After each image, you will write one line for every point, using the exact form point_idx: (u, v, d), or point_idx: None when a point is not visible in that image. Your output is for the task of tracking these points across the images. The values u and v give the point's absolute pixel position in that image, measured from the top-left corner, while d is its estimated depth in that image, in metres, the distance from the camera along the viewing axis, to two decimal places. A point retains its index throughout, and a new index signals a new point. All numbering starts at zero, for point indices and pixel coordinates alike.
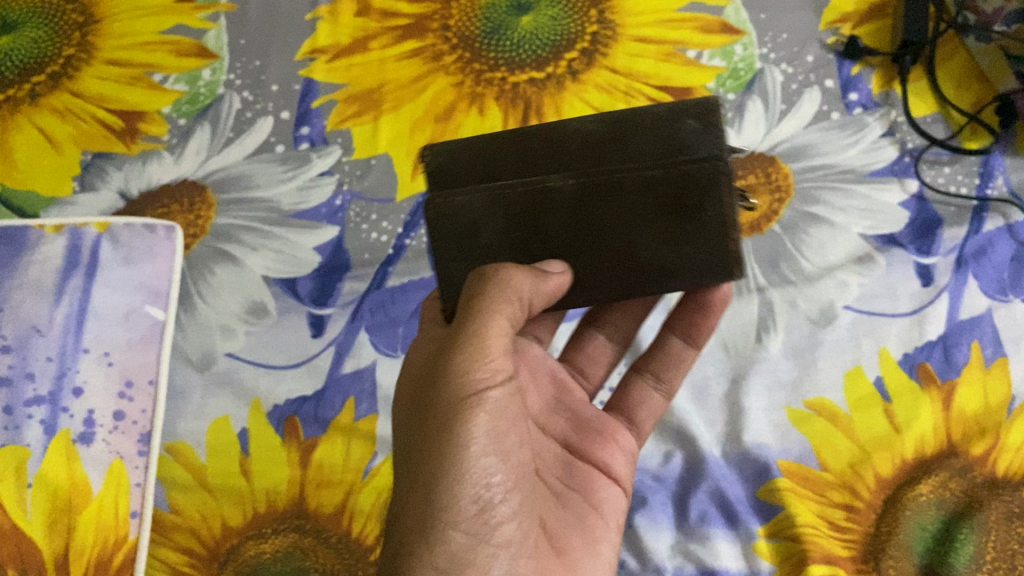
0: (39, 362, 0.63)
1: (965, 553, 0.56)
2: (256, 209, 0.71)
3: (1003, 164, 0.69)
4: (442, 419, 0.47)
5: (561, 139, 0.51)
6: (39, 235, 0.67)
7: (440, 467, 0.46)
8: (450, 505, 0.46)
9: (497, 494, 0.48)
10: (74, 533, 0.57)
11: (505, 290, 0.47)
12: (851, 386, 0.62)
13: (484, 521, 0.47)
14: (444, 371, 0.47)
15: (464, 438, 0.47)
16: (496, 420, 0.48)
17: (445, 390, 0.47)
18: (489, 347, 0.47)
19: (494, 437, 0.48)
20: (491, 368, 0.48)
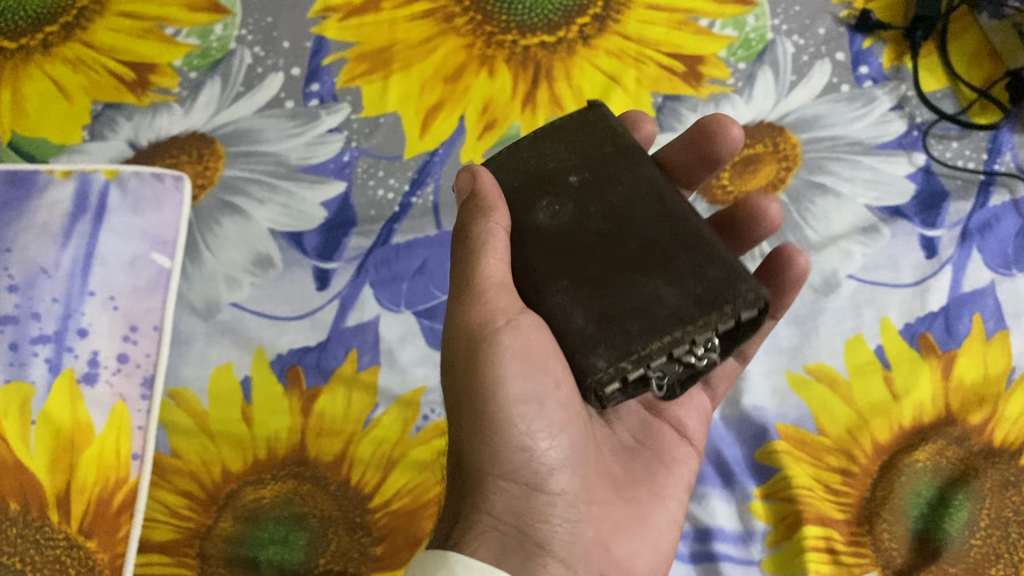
0: (45, 303, 0.63)
1: (959, 520, 0.56)
2: (264, 162, 0.71)
3: (1011, 141, 0.69)
4: (466, 375, 0.47)
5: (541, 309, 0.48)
6: (48, 179, 0.67)
7: (471, 429, 0.46)
8: (490, 461, 0.46)
9: (541, 436, 0.46)
10: (76, 471, 0.58)
11: (478, 237, 0.47)
12: (851, 353, 0.62)
13: (535, 470, 0.46)
14: (456, 326, 0.48)
15: (488, 387, 0.45)
16: (527, 354, 0.45)
17: (461, 341, 0.47)
18: (485, 287, 0.47)
19: (530, 376, 0.45)
20: (491, 309, 0.46)
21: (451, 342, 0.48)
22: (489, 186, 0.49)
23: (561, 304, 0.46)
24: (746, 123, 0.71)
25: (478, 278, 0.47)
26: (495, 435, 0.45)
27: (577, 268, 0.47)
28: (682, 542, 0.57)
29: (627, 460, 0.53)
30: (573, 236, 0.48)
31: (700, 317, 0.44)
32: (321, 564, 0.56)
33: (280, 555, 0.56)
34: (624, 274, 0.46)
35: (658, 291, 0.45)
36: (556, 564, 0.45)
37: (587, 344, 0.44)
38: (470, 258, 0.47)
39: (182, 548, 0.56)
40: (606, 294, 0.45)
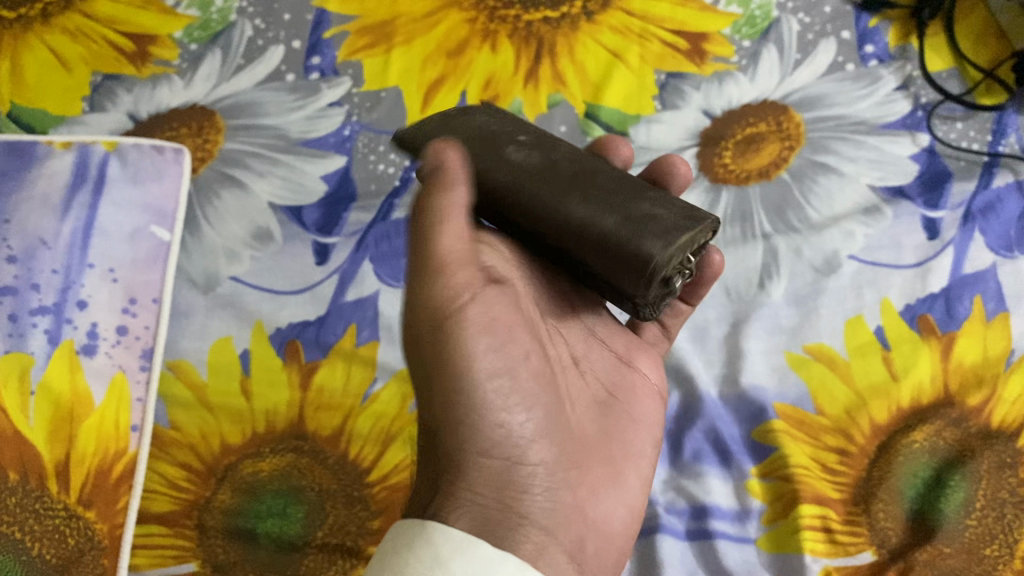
0: (45, 274, 0.63)
1: (956, 500, 0.56)
2: (264, 136, 0.71)
3: (1016, 122, 0.69)
4: (434, 354, 0.45)
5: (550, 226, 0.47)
6: (47, 151, 0.67)
7: (446, 410, 0.45)
8: (467, 438, 0.45)
9: (516, 408, 0.46)
10: (75, 442, 0.58)
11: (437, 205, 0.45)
12: (851, 334, 0.62)
13: (512, 443, 0.46)
14: (417, 306, 0.46)
15: (459, 365, 0.45)
16: (487, 329, 0.46)
17: (426, 319, 0.45)
18: (450, 265, 0.45)
19: (494, 350, 0.46)
20: (456, 284, 0.45)
21: (413, 323, 0.46)
22: (452, 161, 0.46)
23: (586, 215, 0.46)
24: (750, 101, 0.71)
25: (437, 255, 0.45)
26: (472, 413, 0.45)
27: (579, 186, 0.47)
28: (679, 519, 0.58)
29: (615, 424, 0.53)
30: (554, 168, 0.48)
31: (696, 223, 0.45)
32: (319, 536, 0.56)
33: (278, 528, 0.56)
34: (625, 191, 0.47)
35: (653, 207, 0.46)
36: (537, 532, 0.45)
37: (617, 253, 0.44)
38: (425, 240, 0.45)
39: (181, 519, 0.57)
40: (620, 204, 0.46)
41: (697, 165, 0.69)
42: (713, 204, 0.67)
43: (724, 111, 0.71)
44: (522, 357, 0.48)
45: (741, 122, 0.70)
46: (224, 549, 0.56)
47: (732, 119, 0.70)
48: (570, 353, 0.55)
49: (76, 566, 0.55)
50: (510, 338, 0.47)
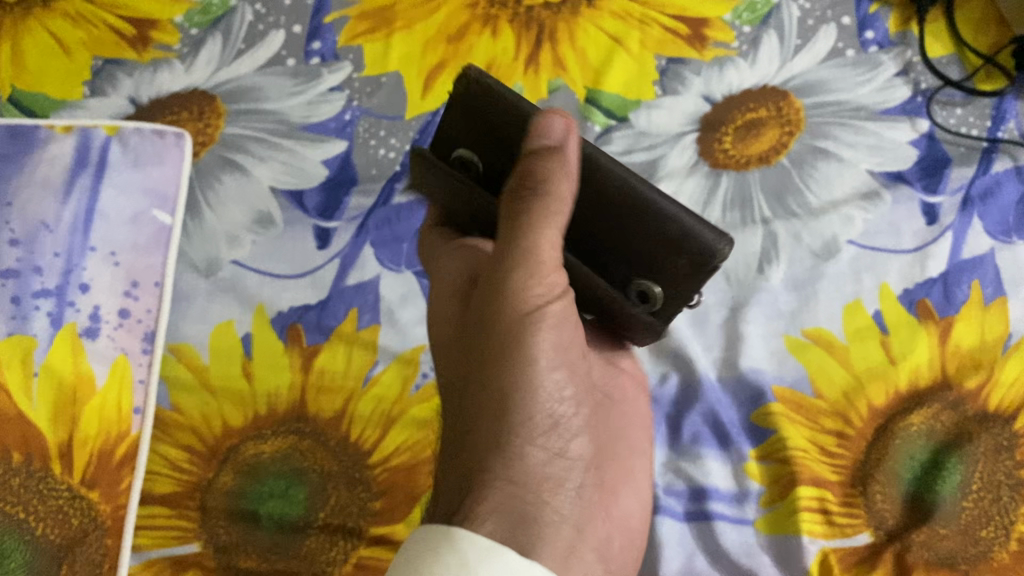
0: (47, 257, 0.63)
1: (952, 482, 0.57)
2: (265, 121, 0.71)
3: (1015, 108, 0.69)
4: (504, 338, 0.44)
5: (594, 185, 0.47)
6: (48, 134, 0.67)
7: (507, 391, 0.43)
8: (522, 421, 0.43)
9: (567, 407, 0.45)
10: (78, 424, 0.58)
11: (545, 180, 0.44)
12: (849, 319, 0.62)
13: (557, 437, 0.44)
14: (500, 287, 0.45)
15: (526, 350, 0.44)
16: (560, 328, 0.45)
17: (505, 302, 0.45)
18: (541, 250, 0.44)
19: (559, 349, 0.45)
20: (549, 280, 0.45)
21: (495, 305, 0.45)
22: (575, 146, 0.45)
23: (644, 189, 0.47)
24: (750, 87, 0.71)
25: (534, 245, 0.44)
26: (526, 402, 0.43)
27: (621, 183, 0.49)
28: (677, 501, 0.58)
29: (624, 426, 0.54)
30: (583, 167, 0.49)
31: None
32: (321, 517, 0.57)
33: (280, 508, 0.57)
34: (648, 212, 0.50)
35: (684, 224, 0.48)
36: (565, 528, 0.42)
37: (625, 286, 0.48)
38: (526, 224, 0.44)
39: (183, 500, 0.57)
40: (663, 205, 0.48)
41: (697, 151, 0.69)
42: (713, 189, 0.67)
43: (724, 96, 0.71)
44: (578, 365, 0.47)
45: (741, 109, 0.70)
46: (227, 530, 0.56)
47: (732, 106, 0.70)
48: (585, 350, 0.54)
49: (80, 545, 0.56)
50: (571, 342, 0.47)
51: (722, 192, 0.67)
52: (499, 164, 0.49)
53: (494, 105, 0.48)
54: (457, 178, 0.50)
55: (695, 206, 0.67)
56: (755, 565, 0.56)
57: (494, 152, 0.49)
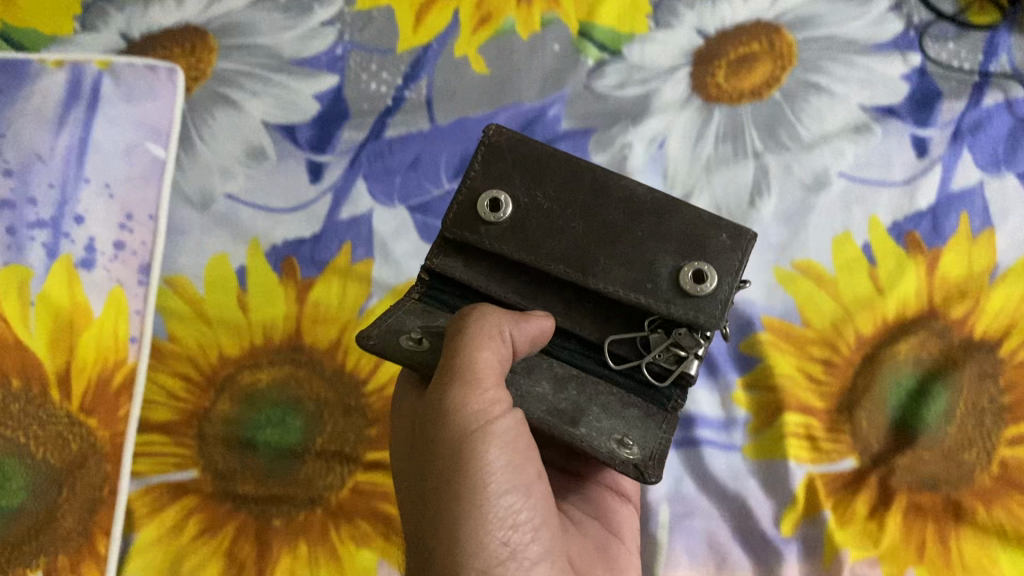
0: (41, 188, 0.63)
1: (938, 407, 0.57)
2: (257, 56, 0.71)
3: (1008, 42, 0.68)
4: (447, 469, 0.39)
5: (617, 189, 0.48)
6: (40, 68, 0.67)
7: (452, 522, 0.38)
8: (473, 553, 0.37)
9: (526, 534, 0.40)
10: (76, 351, 0.59)
11: (480, 328, 0.41)
12: (838, 250, 0.63)
13: (518, 565, 0.39)
14: (434, 413, 0.40)
15: (468, 478, 0.38)
16: (509, 446, 0.40)
17: (442, 431, 0.39)
18: (478, 372, 0.40)
19: (511, 469, 0.40)
20: (489, 398, 0.40)
21: (431, 434, 0.40)
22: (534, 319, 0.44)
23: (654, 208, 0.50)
24: (743, 22, 0.70)
25: (472, 367, 0.40)
26: (473, 533, 0.38)
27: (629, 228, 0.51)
28: None
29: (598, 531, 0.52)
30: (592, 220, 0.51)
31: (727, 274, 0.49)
32: (318, 444, 0.57)
33: (277, 436, 0.58)
34: None
35: None
36: None
37: (668, 290, 0.45)
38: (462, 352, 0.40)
39: (180, 428, 0.58)
40: None
41: (690, 85, 0.69)
42: (705, 123, 0.68)
43: (718, 31, 0.70)
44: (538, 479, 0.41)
45: (734, 43, 0.70)
46: (223, 457, 0.57)
47: (724, 41, 0.70)
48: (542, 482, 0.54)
49: (80, 469, 0.57)
50: (527, 458, 0.41)
51: (713, 129, 0.67)
52: (527, 199, 0.48)
53: (513, 141, 0.49)
54: (492, 217, 0.48)
55: (688, 140, 0.67)
56: (741, 489, 0.57)
57: (523, 186, 0.49)
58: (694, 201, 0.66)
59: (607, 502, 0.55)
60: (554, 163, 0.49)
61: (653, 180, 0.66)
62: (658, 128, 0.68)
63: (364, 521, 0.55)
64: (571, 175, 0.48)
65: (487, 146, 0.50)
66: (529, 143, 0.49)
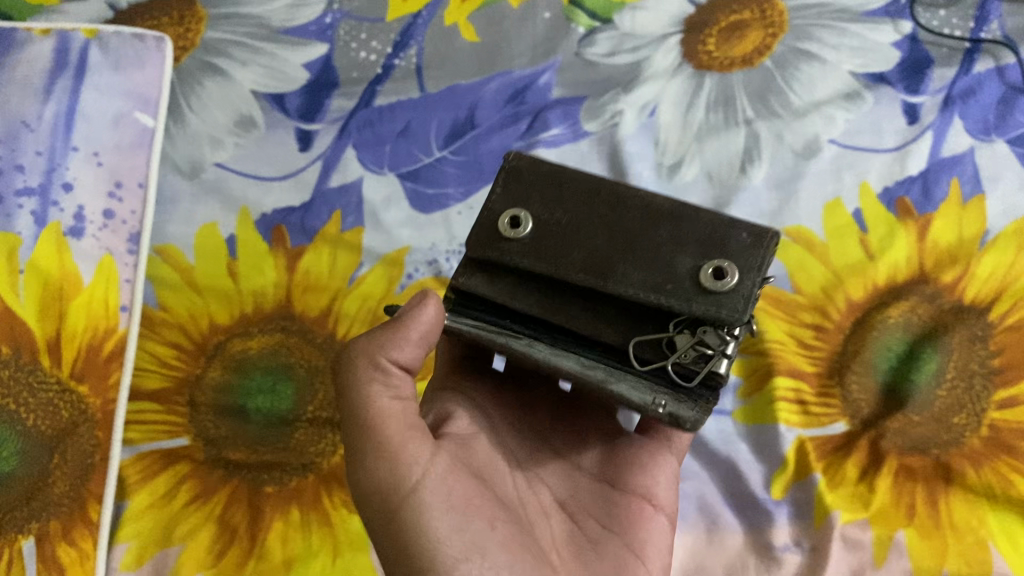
0: (28, 156, 0.63)
1: (927, 371, 0.57)
2: (246, 25, 0.70)
3: (999, 9, 0.68)
4: (387, 541, 0.40)
5: (632, 199, 0.46)
6: (26, 37, 0.66)
7: None
8: None
9: None
10: (65, 319, 0.59)
11: (365, 374, 0.42)
12: (829, 216, 0.63)
13: None
14: (361, 496, 0.41)
15: (412, 553, 0.39)
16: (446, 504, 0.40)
17: (372, 511, 0.40)
18: (384, 433, 0.40)
19: (459, 528, 0.40)
20: (408, 460, 0.40)
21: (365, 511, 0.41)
22: (417, 312, 0.43)
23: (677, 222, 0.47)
24: None
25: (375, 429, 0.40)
26: None
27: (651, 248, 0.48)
28: None
29: (599, 555, 0.48)
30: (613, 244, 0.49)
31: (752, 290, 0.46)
32: (310, 411, 0.57)
33: (268, 404, 0.58)
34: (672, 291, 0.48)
35: None
36: None
37: (689, 290, 0.42)
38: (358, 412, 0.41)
39: (171, 396, 0.58)
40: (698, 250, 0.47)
41: (681, 53, 0.69)
42: (696, 91, 0.67)
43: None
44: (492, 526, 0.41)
45: (725, 10, 0.70)
46: (214, 424, 0.57)
47: (715, 8, 0.70)
48: (552, 498, 0.50)
49: (72, 436, 0.57)
50: (469, 511, 0.41)
51: (704, 96, 0.67)
52: (545, 215, 0.46)
53: (531, 161, 0.48)
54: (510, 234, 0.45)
55: (679, 107, 0.67)
56: (732, 452, 0.57)
57: (542, 205, 0.46)
58: (685, 169, 0.66)
59: (635, 513, 0.50)
60: (571, 180, 0.47)
61: (643, 148, 0.66)
62: (649, 96, 0.68)
63: None
64: (587, 189, 0.46)
65: (508, 167, 0.48)
66: (549, 162, 0.48)
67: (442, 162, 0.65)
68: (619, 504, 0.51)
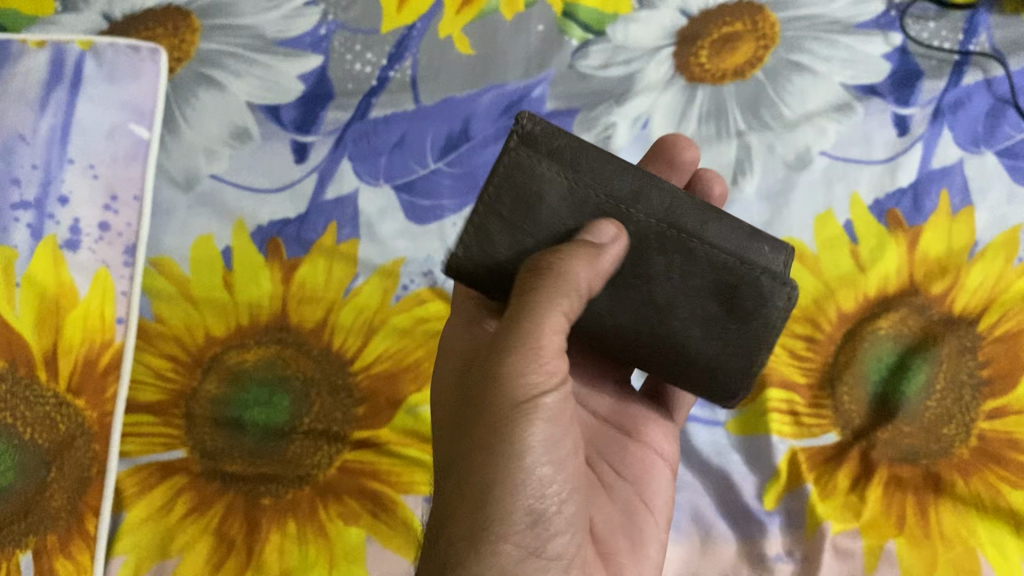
0: (25, 169, 0.63)
1: (917, 382, 0.58)
2: (240, 36, 0.71)
3: (988, 22, 0.69)
4: (498, 416, 0.43)
5: (659, 182, 0.46)
6: (21, 49, 0.67)
7: (489, 476, 0.42)
8: (500, 516, 0.42)
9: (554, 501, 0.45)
10: (62, 332, 0.60)
11: (562, 280, 0.42)
12: (821, 228, 0.64)
13: (535, 534, 0.44)
14: (494, 373, 0.44)
15: (515, 449, 0.43)
16: (554, 422, 0.44)
17: (498, 395, 0.43)
18: (545, 337, 0.43)
19: (553, 446, 0.44)
20: (547, 370, 0.44)
21: (488, 384, 0.44)
22: (612, 254, 0.43)
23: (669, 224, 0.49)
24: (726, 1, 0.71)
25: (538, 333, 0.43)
26: (505, 494, 0.42)
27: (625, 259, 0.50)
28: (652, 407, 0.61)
29: (610, 502, 0.54)
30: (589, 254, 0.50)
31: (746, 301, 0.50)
32: (306, 423, 0.58)
33: (264, 416, 0.58)
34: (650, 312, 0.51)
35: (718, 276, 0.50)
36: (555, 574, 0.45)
37: (744, 322, 0.45)
38: (534, 308, 0.43)
39: (168, 408, 0.58)
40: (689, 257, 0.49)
41: (674, 65, 0.69)
42: (689, 103, 0.68)
43: (701, 10, 0.71)
44: (572, 453, 0.46)
45: (717, 21, 0.70)
46: (212, 437, 0.57)
47: (707, 20, 0.70)
48: None
49: (69, 449, 0.57)
50: (566, 436, 0.46)
51: (696, 108, 0.68)
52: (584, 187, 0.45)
53: (548, 127, 0.46)
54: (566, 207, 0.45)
55: (672, 120, 0.68)
56: (724, 463, 0.58)
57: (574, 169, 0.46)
58: None
59: (647, 463, 0.56)
60: (596, 154, 0.46)
61: (636, 159, 0.67)
62: (641, 109, 0.68)
63: (352, 499, 0.55)
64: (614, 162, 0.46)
65: (520, 131, 0.46)
66: (564, 135, 0.47)
67: (437, 173, 0.65)
68: (635, 454, 0.56)
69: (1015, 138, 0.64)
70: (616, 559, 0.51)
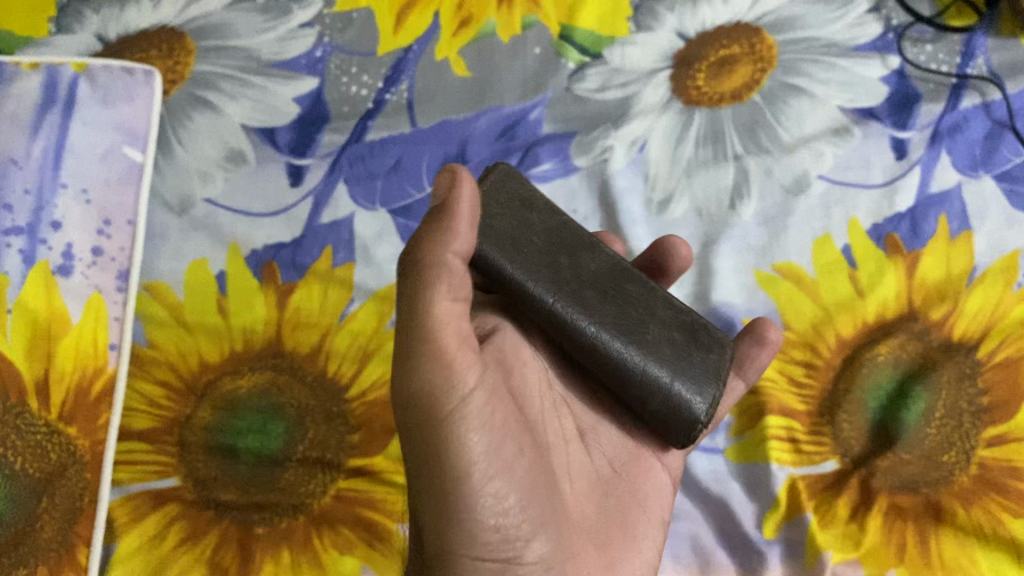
0: (16, 194, 0.63)
1: (917, 409, 0.57)
2: (235, 57, 0.70)
3: (985, 45, 0.69)
4: (426, 440, 0.42)
5: None
6: (15, 72, 0.66)
7: (440, 501, 0.43)
8: (462, 537, 0.43)
9: (514, 510, 0.44)
10: (54, 359, 0.59)
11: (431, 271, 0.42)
12: (819, 252, 0.63)
13: (509, 545, 0.44)
14: (404, 395, 0.42)
15: (454, 466, 0.42)
16: (485, 426, 0.43)
17: (418, 413, 0.42)
18: (442, 341, 0.41)
19: (493, 451, 0.43)
20: (459, 377, 0.42)
21: (404, 407, 0.43)
22: (465, 203, 0.44)
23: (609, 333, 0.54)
24: (723, 23, 0.71)
25: (432, 340, 0.41)
26: (463, 515, 0.43)
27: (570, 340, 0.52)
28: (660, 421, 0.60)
29: (606, 492, 0.52)
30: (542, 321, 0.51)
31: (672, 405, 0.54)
32: (300, 451, 0.57)
33: (257, 444, 0.57)
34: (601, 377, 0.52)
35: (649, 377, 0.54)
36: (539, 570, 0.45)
37: (704, 353, 0.48)
38: (414, 305, 0.42)
39: (160, 435, 0.58)
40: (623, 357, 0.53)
41: (670, 88, 0.69)
42: (686, 126, 0.68)
43: (698, 32, 0.71)
44: (518, 452, 0.45)
45: (714, 44, 0.70)
46: (205, 465, 0.57)
47: (704, 43, 0.70)
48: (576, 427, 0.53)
49: (60, 479, 0.56)
50: (503, 435, 0.44)
51: (694, 130, 0.68)
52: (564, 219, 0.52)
53: None
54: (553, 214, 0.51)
55: (669, 143, 0.67)
56: (724, 492, 0.58)
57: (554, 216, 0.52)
58: (674, 205, 0.66)
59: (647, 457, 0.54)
60: None
61: (632, 183, 0.67)
62: (638, 132, 0.68)
63: (346, 528, 0.55)
64: None
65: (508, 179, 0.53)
66: None
67: None
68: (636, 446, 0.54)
69: (1013, 162, 0.64)
70: (610, 547, 0.50)
